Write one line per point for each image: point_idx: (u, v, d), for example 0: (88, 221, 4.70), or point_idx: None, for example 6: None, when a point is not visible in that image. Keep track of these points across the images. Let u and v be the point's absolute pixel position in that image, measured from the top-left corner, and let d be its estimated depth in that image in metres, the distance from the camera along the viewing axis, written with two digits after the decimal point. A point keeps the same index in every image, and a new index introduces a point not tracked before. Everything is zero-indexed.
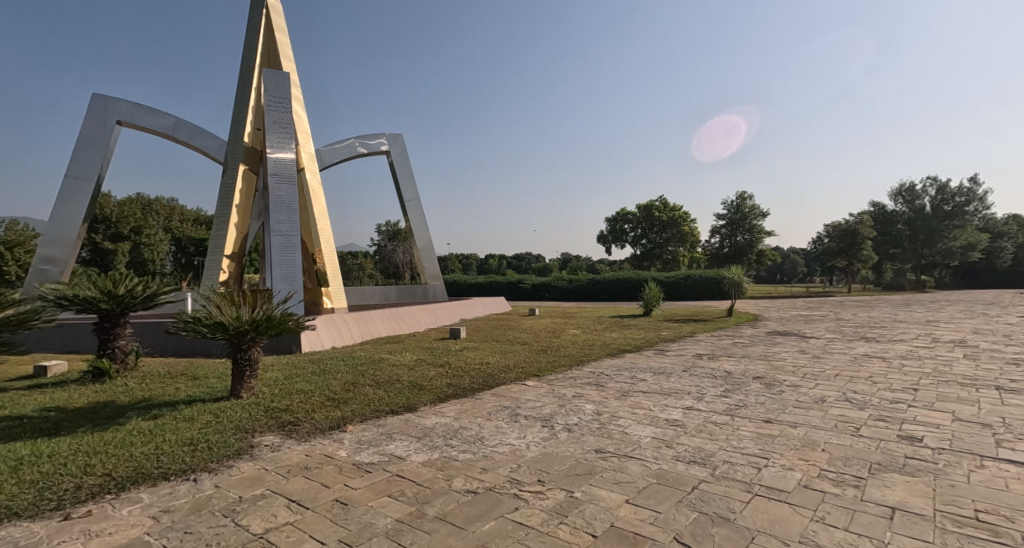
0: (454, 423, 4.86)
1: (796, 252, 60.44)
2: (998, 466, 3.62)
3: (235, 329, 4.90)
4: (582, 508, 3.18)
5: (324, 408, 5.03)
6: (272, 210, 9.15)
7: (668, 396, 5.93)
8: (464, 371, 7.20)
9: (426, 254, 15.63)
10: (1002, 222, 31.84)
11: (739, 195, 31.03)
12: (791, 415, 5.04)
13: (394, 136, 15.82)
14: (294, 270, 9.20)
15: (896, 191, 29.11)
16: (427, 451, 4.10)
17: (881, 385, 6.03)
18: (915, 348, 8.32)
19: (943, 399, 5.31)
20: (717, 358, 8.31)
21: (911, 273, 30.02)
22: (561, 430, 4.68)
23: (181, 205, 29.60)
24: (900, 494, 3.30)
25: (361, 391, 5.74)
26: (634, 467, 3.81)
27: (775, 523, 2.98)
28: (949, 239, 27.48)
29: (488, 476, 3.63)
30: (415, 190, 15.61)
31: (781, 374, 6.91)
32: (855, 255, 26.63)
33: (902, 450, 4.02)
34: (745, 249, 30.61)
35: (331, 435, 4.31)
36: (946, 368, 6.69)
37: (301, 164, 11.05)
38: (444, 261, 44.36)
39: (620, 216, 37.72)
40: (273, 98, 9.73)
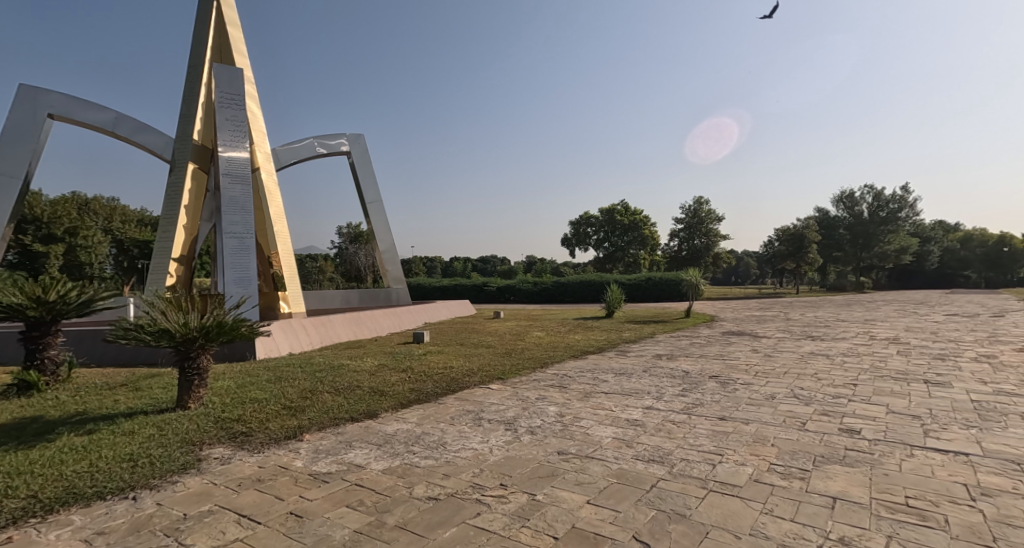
0: (417, 429, 4.83)
1: (750, 253, 62.60)
2: (927, 455, 3.87)
3: (182, 337, 4.73)
4: (544, 510, 3.23)
5: (279, 417, 4.92)
6: (224, 212, 8.87)
7: (629, 396, 6.07)
8: (427, 375, 7.16)
9: (389, 257, 15.47)
10: (930, 226, 33.86)
11: (696, 198, 31.97)
12: (744, 412, 5.23)
13: (355, 136, 15.58)
14: (249, 274, 8.93)
15: (838, 198, 30.55)
16: (389, 458, 4.07)
17: (825, 381, 6.34)
18: (856, 345, 8.77)
19: (880, 392, 5.63)
20: (675, 358, 8.55)
21: (852, 274, 31.55)
22: (524, 433, 4.73)
23: (123, 206, 28.37)
24: (841, 484, 3.48)
25: (320, 399, 5.64)
26: (595, 468, 3.89)
27: (728, 518, 3.10)
28: (885, 243, 28.89)
29: (451, 481, 3.64)
30: (377, 191, 15.43)
31: (735, 373, 7.16)
32: (802, 257, 27.81)
33: (844, 442, 4.24)
34: (702, 251, 31.53)
35: (286, 445, 4.23)
36: (882, 363, 7.08)
37: (256, 164, 10.75)
38: (408, 264, 43.98)
39: (583, 219, 38.44)
40: (226, 95, 9.41)
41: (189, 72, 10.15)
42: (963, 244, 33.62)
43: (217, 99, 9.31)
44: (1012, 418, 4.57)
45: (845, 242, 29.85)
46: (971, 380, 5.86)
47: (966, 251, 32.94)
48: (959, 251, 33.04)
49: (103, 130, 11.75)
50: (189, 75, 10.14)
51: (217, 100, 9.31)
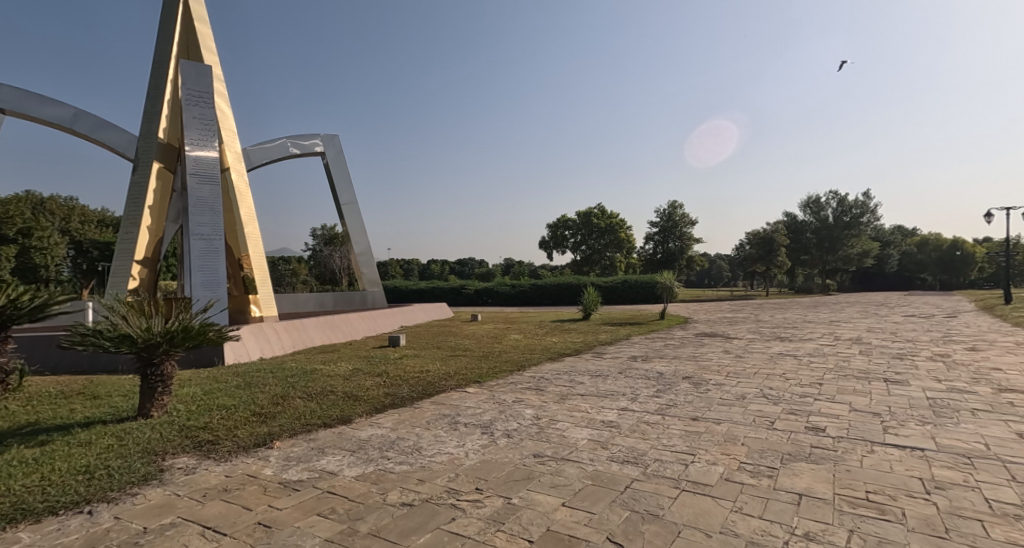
0: (391, 434, 4.79)
1: (722, 257, 63.83)
2: (887, 451, 4.00)
3: (144, 342, 4.60)
4: (519, 513, 3.24)
5: (248, 424, 4.83)
6: (192, 213, 8.66)
7: (604, 398, 6.13)
8: (403, 379, 7.11)
9: (364, 260, 15.34)
10: (889, 230, 35.17)
11: (670, 203, 32.39)
12: (716, 412, 5.33)
13: (330, 136, 15.42)
14: (218, 277, 8.74)
15: (805, 202, 31.36)
16: (362, 464, 4.03)
17: (792, 380, 6.51)
18: (821, 345, 9.02)
19: (843, 391, 5.81)
20: (649, 359, 8.66)
21: (819, 277, 32.43)
22: (500, 436, 4.74)
23: (82, 207, 27.47)
24: (807, 481, 3.58)
25: (291, 404, 5.55)
26: (571, 470, 3.92)
27: (700, 517, 3.16)
28: (849, 246, 29.79)
29: (425, 487, 3.62)
30: (352, 193, 15.29)
31: (707, 373, 7.29)
32: (772, 260, 28.46)
33: (810, 440, 4.36)
34: (676, 254, 31.99)
35: (255, 454, 4.15)
36: (846, 363, 7.30)
37: (226, 164, 10.53)
38: (384, 267, 43.59)
39: (560, 223, 38.72)
40: (194, 93, 9.18)
41: (155, 70, 9.90)
42: (920, 248, 34.98)
43: (183, 97, 9.07)
44: (964, 414, 4.77)
45: (812, 246, 30.65)
46: (928, 379, 6.09)
47: (923, 255, 34.33)
48: (917, 255, 34.43)
49: (60, 126, 11.34)
50: (154, 73, 9.88)
51: (183, 98, 9.07)
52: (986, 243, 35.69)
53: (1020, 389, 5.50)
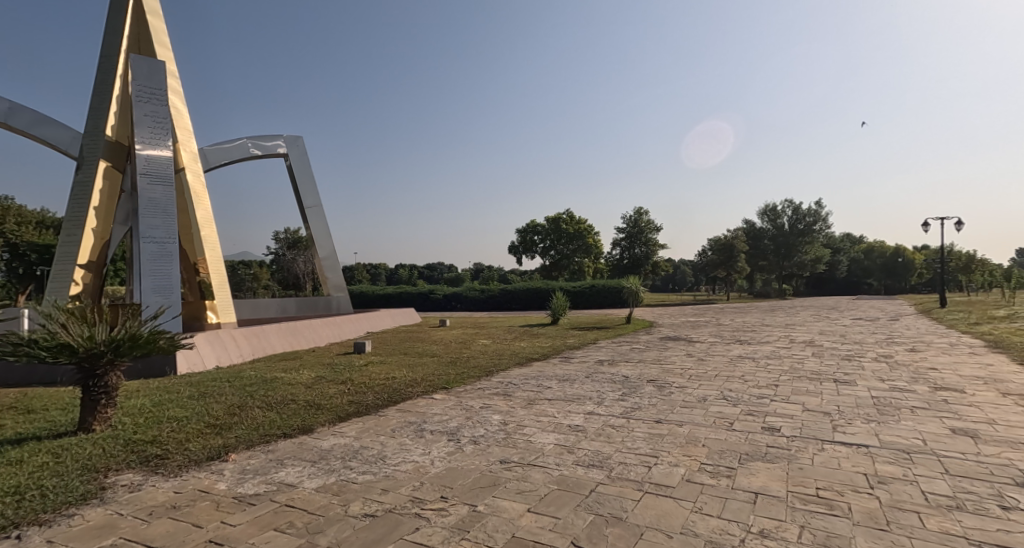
0: (354, 443, 4.71)
1: (686, 263, 65.30)
2: (836, 448, 4.16)
3: (86, 351, 4.39)
4: (484, 521, 3.24)
5: (202, 436, 4.67)
6: (143, 216, 8.33)
7: (571, 402, 6.18)
8: (368, 387, 7.00)
9: (329, 265, 15.09)
10: (840, 237, 36.78)
11: (637, 209, 33.09)
12: (678, 414, 5.44)
13: (293, 138, 15.08)
14: (170, 283, 8.42)
15: (762, 210, 32.44)
16: (323, 475, 3.95)
17: (750, 382, 6.70)
18: (778, 348, 9.35)
19: (798, 392, 6.01)
20: (616, 363, 8.78)
21: (776, 281, 33.56)
22: (467, 443, 4.71)
23: (20, 208, 26.08)
24: (763, 479, 3.69)
25: (248, 415, 5.39)
26: (536, 475, 3.93)
27: (661, 518, 3.22)
28: (803, 253, 31.09)
29: (389, 497, 3.57)
30: (316, 196, 15.02)
31: (671, 377, 7.43)
32: (732, 266, 29.28)
33: (766, 440, 4.49)
34: (642, 260, 32.57)
35: (208, 467, 4.01)
36: (800, 365, 7.58)
37: (181, 164, 10.18)
38: (350, 272, 42.95)
39: (529, 227, 38.97)
40: (145, 89, 8.84)
41: (103, 65, 9.50)
42: (866, 255, 36.87)
43: (134, 93, 8.72)
44: (905, 411, 5.00)
45: (769, 252, 31.59)
46: (873, 379, 6.37)
47: (869, 262, 36.18)
48: (864, 261, 36.27)
49: None
50: (102, 68, 9.50)
51: (134, 94, 8.72)
52: (925, 251, 37.94)
53: (956, 387, 5.82)
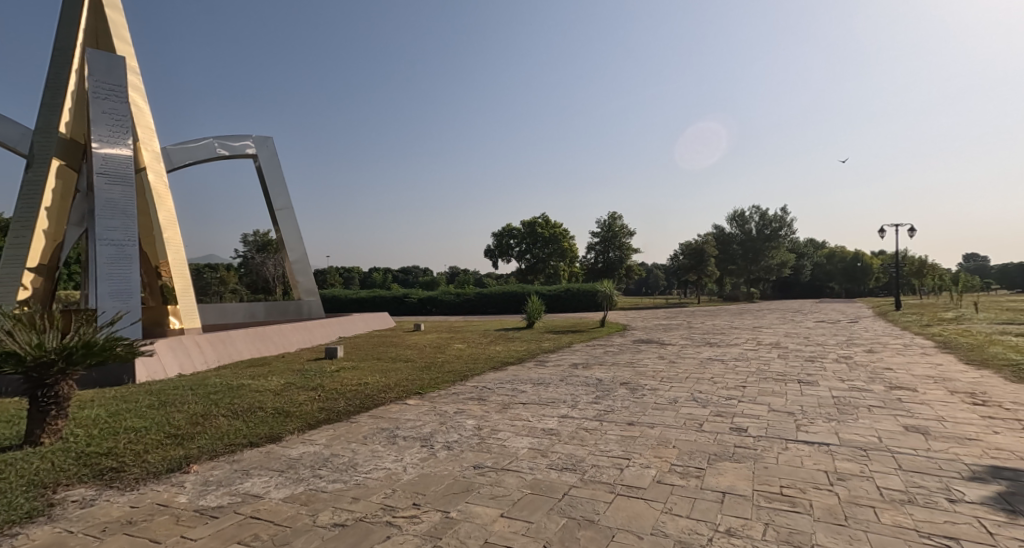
0: (325, 451, 4.63)
1: (658, 267, 66.26)
2: (799, 447, 4.27)
3: (34, 360, 4.22)
4: (457, 527, 3.21)
5: (162, 447, 4.52)
6: (100, 217, 8.05)
7: (545, 406, 6.19)
8: (339, 393, 6.89)
9: (300, 268, 14.82)
10: (805, 242, 37.97)
11: (611, 214, 33.51)
12: (650, 416, 5.50)
13: (262, 139, 14.78)
14: (129, 288, 8.15)
15: (731, 216, 33.23)
16: (291, 485, 3.86)
17: (719, 384, 6.83)
18: (746, 350, 9.56)
19: (764, 393, 6.15)
20: (590, 366, 8.85)
21: (744, 285, 34.37)
22: (440, 448, 4.67)
23: None
24: (730, 479, 3.76)
25: (212, 424, 5.25)
26: (510, 480, 3.92)
27: (633, 520, 3.24)
28: (770, 258, 31.93)
29: (359, 505, 3.52)
30: (287, 198, 14.76)
31: (643, 379, 7.52)
32: (703, 270, 29.86)
33: (733, 440, 4.58)
34: (616, 264, 32.89)
35: (167, 480, 3.88)
36: (767, 366, 7.77)
37: (142, 164, 9.87)
38: (322, 276, 42.27)
39: (504, 231, 39.05)
40: (103, 85, 8.55)
41: (57, 60, 9.15)
42: (829, 260, 38.11)
43: (91, 89, 8.42)
44: (862, 410, 5.17)
45: (737, 256, 32.32)
46: (835, 379, 6.57)
47: (830, 266, 37.41)
48: (826, 266, 37.48)
49: None
50: (56, 63, 9.14)
51: (91, 90, 8.42)
52: (881, 255, 39.49)
53: (909, 386, 6.05)
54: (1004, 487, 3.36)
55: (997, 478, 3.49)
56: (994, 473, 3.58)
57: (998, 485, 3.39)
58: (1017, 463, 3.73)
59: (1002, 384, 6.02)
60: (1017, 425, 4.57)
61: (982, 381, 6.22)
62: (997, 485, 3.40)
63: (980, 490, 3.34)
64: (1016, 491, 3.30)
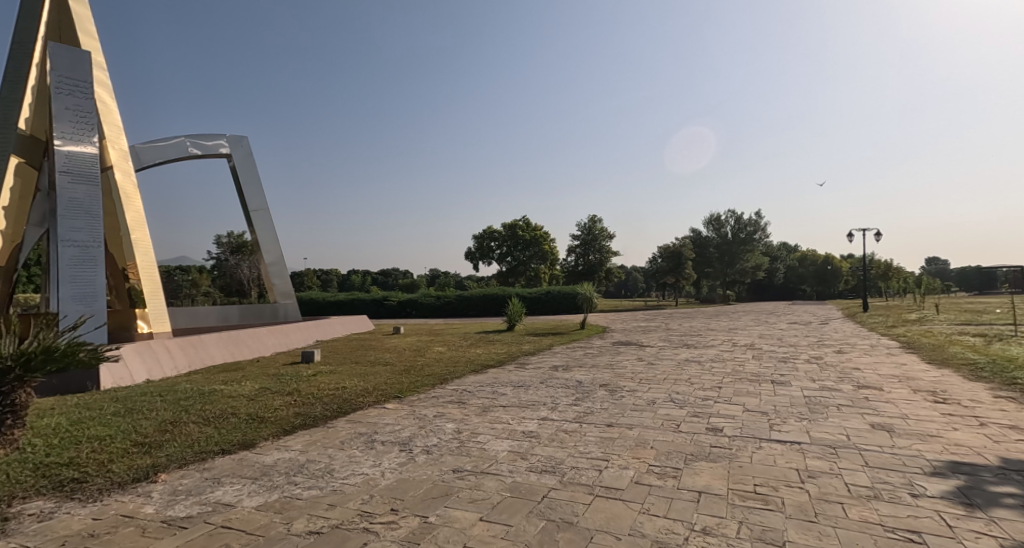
0: (300, 458, 4.54)
1: (637, 269, 66.92)
2: (772, 446, 4.34)
3: None
4: (435, 532, 3.18)
5: (128, 456, 4.40)
6: (63, 217, 7.80)
7: (525, 408, 6.18)
8: (316, 397, 6.78)
9: (276, 271, 14.58)
10: (778, 246, 38.81)
11: (591, 217, 33.72)
12: (629, 417, 5.54)
13: (236, 139, 14.50)
14: (94, 290, 7.91)
15: (708, 219, 33.73)
16: (265, 492, 3.78)
17: (697, 385, 6.90)
18: (722, 351, 9.69)
19: (739, 393, 6.24)
20: (570, 368, 8.86)
21: (721, 288, 34.90)
22: (419, 453, 4.63)
23: None
24: (706, 478, 3.79)
25: (181, 431, 5.11)
26: (490, 483, 3.90)
27: (611, 521, 3.25)
28: (745, 261, 32.46)
29: (335, 512, 3.46)
30: (262, 198, 14.50)
31: (622, 381, 7.56)
32: (680, 273, 30.19)
33: (709, 440, 4.63)
34: (596, 267, 33.09)
35: (132, 490, 3.76)
36: (742, 367, 7.89)
37: (108, 162, 9.60)
38: (298, 279, 41.62)
39: (485, 234, 38.99)
40: (66, 80, 8.29)
41: (17, 55, 8.83)
42: (801, 262, 38.93)
43: (53, 84, 8.16)
44: (832, 409, 5.28)
45: (714, 259, 32.80)
46: (806, 379, 6.69)
47: (803, 268, 38.20)
48: (799, 268, 38.27)
49: None
50: (16, 58, 8.83)
51: (53, 85, 8.15)
52: (848, 260, 40.36)
53: (876, 385, 6.20)
54: (963, 481, 3.46)
55: (957, 473, 3.59)
56: (954, 468, 3.69)
57: (957, 480, 3.49)
58: (975, 458, 3.85)
59: (963, 382, 6.22)
60: (974, 421, 4.72)
61: (943, 379, 6.41)
62: (957, 479, 3.49)
63: (941, 485, 3.43)
64: (974, 485, 3.40)
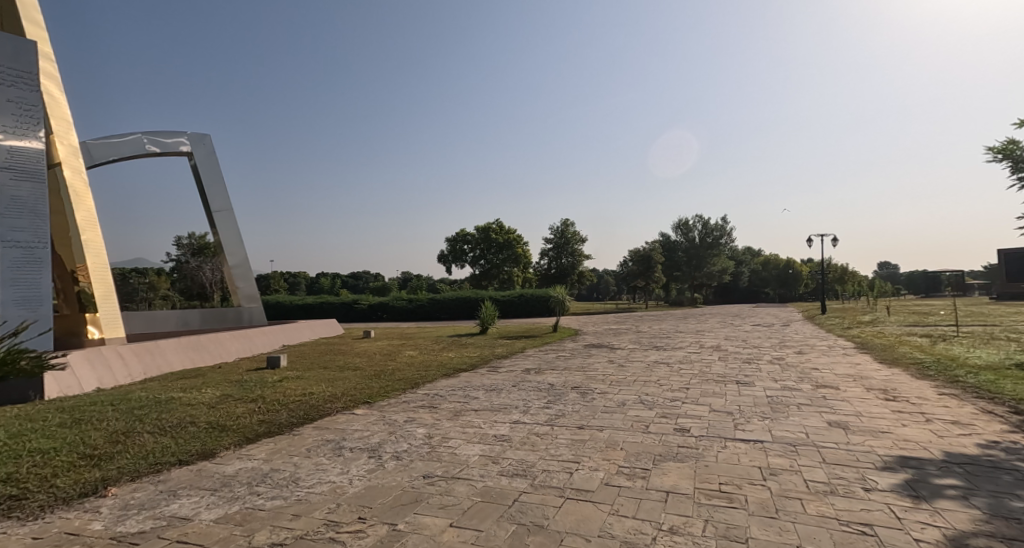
0: (264, 467, 4.39)
1: (608, 272, 67.59)
2: (736, 444, 4.40)
3: None
4: (404, 540, 3.10)
5: (74, 470, 4.18)
6: (6, 216, 7.40)
7: (497, 412, 6.13)
8: (281, 404, 6.60)
9: (240, 274, 14.20)
10: (742, 251, 39.85)
11: (564, 221, 33.94)
12: (599, 419, 5.55)
13: (197, 136, 14.04)
14: (39, 293, 7.57)
15: (676, 224, 34.38)
16: (225, 504, 3.64)
17: (666, 386, 6.97)
18: (689, 352, 9.85)
19: (706, 393, 6.32)
20: (542, 372, 8.85)
21: (689, 291, 35.58)
22: (389, 459, 4.53)
23: None
24: (673, 478, 3.81)
25: (135, 442, 4.89)
26: (460, 488, 3.84)
27: (581, 523, 3.23)
28: (711, 265, 33.17)
29: (299, 522, 3.35)
30: (225, 198, 14.10)
31: (593, 383, 7.59)
32: (650, 277, 30.62)
33: (677, 440, 4.67)
34: (569, 270, 33.32)
35: (79, 506, 3.58)
36: (709, 368, 8.02)
37: (57, 159, 9.16)
38: (265, 282, 40.67)
39: (459, 237, 38.86)
40: (8, 71, 7.86)
41: None
42: (764, 266, 40.11)
43: None
44: (793, 408, 5.40)
45: (682, 263, 33.39)
46: (770, 379, 6.84)
47: (766, 272, 39.35)
48: (762, 272, 39.42)
49: None
50: None
51: None
52: (808, 263, 41.71)
53: (833, 384, 6.38)
54: (911, 475, 3.57)
55: (905, 467, 3.70)
56: (902, 462, 3.80)
57: (906, 473, 3.60)
58: (922, 452, 3.97)
59: (911, 380, 6.47)
60: (921, 417, 4.89)
61: (894, 378, 6.65)
62: (906, 473, 3.60)
63: (890, 479, 3.53)
64: (922, 478, 3.50)
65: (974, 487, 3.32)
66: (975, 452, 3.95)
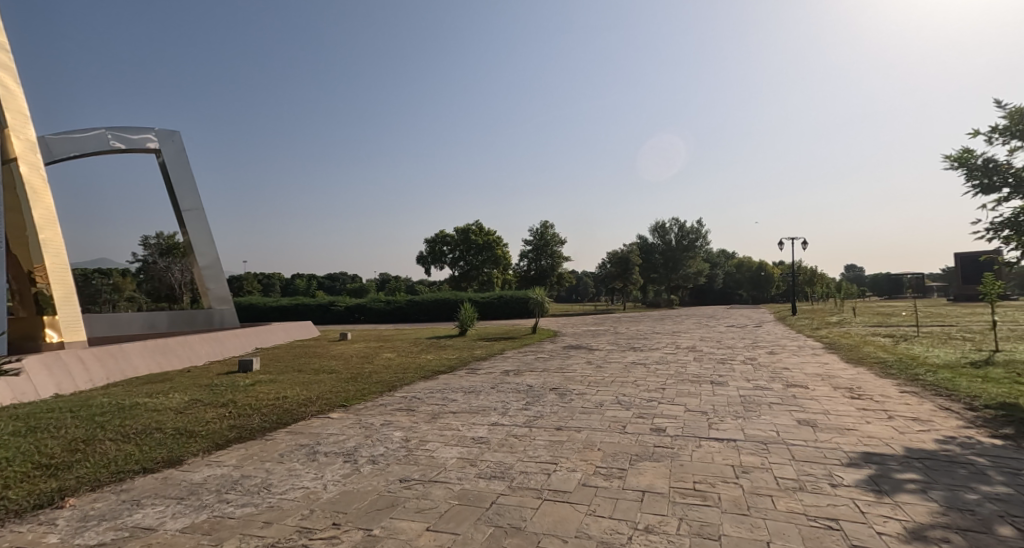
0: (234, 473, 4.26)
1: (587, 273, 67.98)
2: (710, 444, 4.42)
3: None
4: (378, 544, 3.03)
5: (29, 481, 3.99)
6: None
7: (475, 414, 6.08)
8: (253, 408, 6.43)
9: (210, 275, 13.88)
10: (717, 253, 40.53)
11: (543, 223, 33.96)
12: (577, 420, 5.53)
13: (166, 133, 13.70)
14: None
15: (653, 226, 34.76)
16: (191, 513, 3.52)
17: (642, 387, 6.99)
18: (665, 353, 9.93)
19: (681, 394, 6.37)
20: (521, 373, 8.82)
21: (666, 293, 35.98)
22: (364, 463, 4.44)
23: None
24: (649, 478, 3.81)
25: (96, 449, 4.71)
26: (437, 492, 3.78)
27: (558, 523, 3.20)
28: (687, 267, 33.64)
29: (271, 530, 3.25)
30: (195, 197, 13.77)
31: (571, 384, 7.58)
32: (628, 278, 30.87)
33: (653, 440, 4.68)
34: (548, 271, 33.38)
35: (34, 519, 3.42)
36: (685, 368, 8.08)
37: (14, 155, 8.82)
38: (239, 282, 39.80)
39: (438, 238, 38.63)
40: None
41: None
42: (738, 268, 40.83)
43: None
44: (764, 407, 5.46)
45: (659, 265, 33.73)
46: (743, 379, 6.92)
47: (739, 275, 40.06)
48: (735, 274, 40.18)
49: None
50: None
51: None
52: (780, 265, 42.62)
53: (802, 383, 6.49)
54: (875, 470, 3.63)
55: (869, 463, 3.76)
56: (866, 458, 3.86)
57: (870, 469, 3.66)
58: (884, 448, 4.05)
59: (875, 378, 6.62)
60: (883, 414, 4.99)
61: (859, 376, 6.79)
62: (869, 468, 3.67)
63: (856, 474, 3.58)
64: (885, 473, 3.57)
65: (933, 481, 3.39)
66: (934, 447, 4.04)
